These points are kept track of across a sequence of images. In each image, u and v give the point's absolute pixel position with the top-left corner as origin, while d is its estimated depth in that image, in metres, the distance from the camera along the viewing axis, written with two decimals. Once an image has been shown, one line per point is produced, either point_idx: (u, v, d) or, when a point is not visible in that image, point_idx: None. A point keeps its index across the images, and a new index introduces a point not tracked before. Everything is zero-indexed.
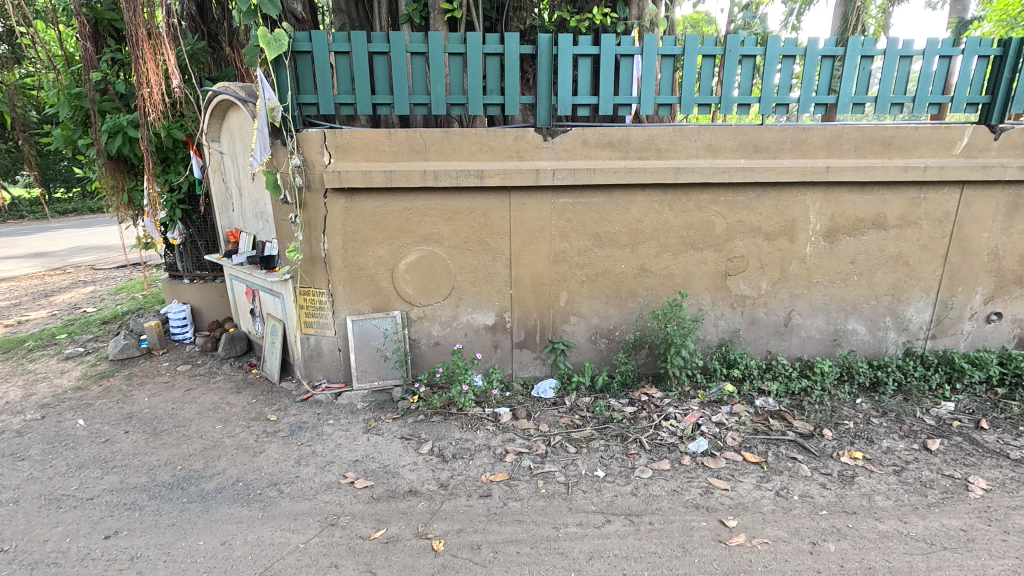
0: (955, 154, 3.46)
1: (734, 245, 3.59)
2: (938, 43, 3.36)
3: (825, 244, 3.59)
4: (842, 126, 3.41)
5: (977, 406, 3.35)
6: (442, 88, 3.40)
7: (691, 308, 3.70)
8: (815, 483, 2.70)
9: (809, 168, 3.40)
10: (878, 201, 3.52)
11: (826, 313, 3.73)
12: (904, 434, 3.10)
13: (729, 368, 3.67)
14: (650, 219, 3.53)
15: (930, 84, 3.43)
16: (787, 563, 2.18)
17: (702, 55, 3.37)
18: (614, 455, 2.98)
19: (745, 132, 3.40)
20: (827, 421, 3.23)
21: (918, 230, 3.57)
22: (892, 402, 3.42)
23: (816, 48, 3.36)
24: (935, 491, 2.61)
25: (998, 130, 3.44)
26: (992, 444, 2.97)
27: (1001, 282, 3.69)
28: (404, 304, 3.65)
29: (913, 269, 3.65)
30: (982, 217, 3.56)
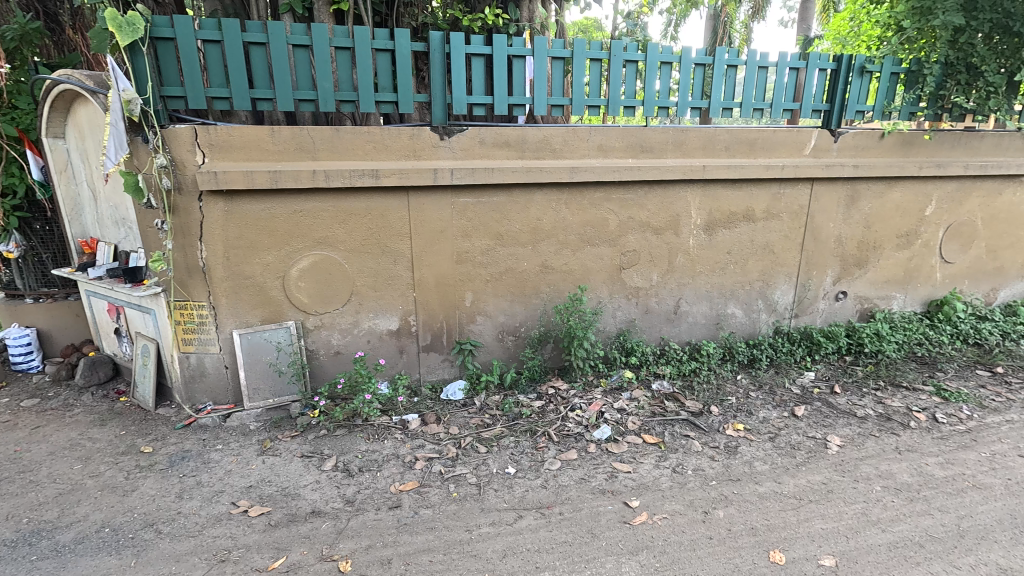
0: (806, 154, 3.94)
1: (627, 240, 3.80)
2: (788, 56, 3.82)
3: (705, 237, 3.93)
4: (715, 129, 3.73)
5: (832, 373, 3.86)
6: (330, 84, 3.21)
7: (591, 301, 3.86)
8: (705, 456, 2.94)
9: (688, 167, 3.69)
10: (747, 197, 3.91)
11: (708, 300, 4.08)
12: (777, 403, 3.48)
13: (627, 356, 3.89)
14: (548, 217, 3.62)
15: (784, 93, 3.88)
16: (684, 535, 2.34)
17: (590, 59, 3.52)
18: (524, 451, 3.03)
19: (632, 133, 3.61)
20: (714, 398, 3.53)
21: (780, 222, 4.02)
22: (765, 375, 3.83)
23: (690, 56, 3.65)
24: (802, 452, 2.95)
25: (837, 134, 3.97)
26: (844, 406, 3.43)
27: (845, 265, 4.27)
28: (299, 313, 3.41)
29: (778, 256, 4.10)
30: (829, 209, 4.09)
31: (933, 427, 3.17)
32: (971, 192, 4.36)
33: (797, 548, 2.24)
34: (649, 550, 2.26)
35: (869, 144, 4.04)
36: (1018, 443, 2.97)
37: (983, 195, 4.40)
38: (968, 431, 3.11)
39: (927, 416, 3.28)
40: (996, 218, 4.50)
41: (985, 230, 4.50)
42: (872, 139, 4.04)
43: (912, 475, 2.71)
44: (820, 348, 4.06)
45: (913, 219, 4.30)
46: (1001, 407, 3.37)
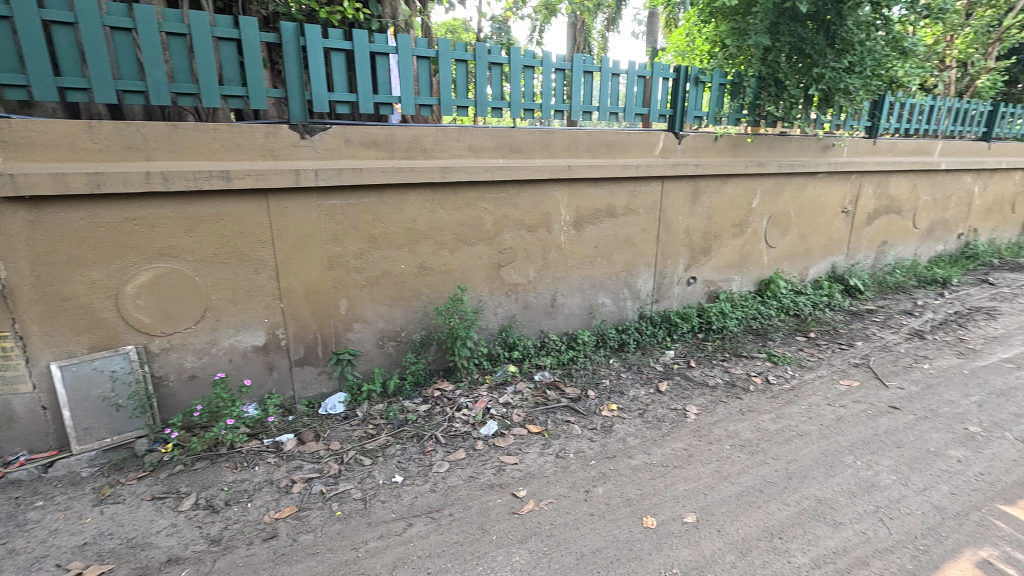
0: (656, 155, 4.34)
1: (503, 238, 3.89)
2: (636, 65, 4.20)
3: (574, 232, 4.16)
4: (577, 131, 3.97)
5: (688, 350, 4.33)
6: (162, 73, 2.83)
7: (472, 300, 3.89)
8: (584, 439, 3.12)
9: (555, 166, 3.87)
10: (609, 194, 4.22)
11: (581, 291, 4.34)
12: (644, 381, 3.82)
13: (510, 351, 4.01)
14: (424, 218, 3.57)
15: (634, 98, 4.26)
16: (568, 515, 2.47)
17: (456, 60, 3.55)
18: (411, 457, 2.96)
19: (501, 135, 3.70)
20: (591, 383, 3.78)
21: (638, 217, 4.41)
22: (634, 357, 4.19)
23: (550, 61, 3.84)
24: (666, 423, 3.28)
25: (681, 136, 4.44)
26: (699, 377, 3.87)
27: (694, 253, 4.81)
28: (140, 335, 2.97)
29: (638, 248, 4.50)
30: (678, 204, 4.58)
31: (766, 388, 3.71)
32: (785, 187, 5.16)
33: (665, 510, 2.48)
34: (537, 536, 2.35)
35: (707, 146, 4.58)
36: (827, 393, 3.59)
37: (793, 189, 5.24)
38: (792, 388, 3.69)
39: (762, 380, 3.82)
40: (804, 209, 5.38)
41: (797, 219, 5.36)
42: (709, 142, 4.58)
43: (752, 431, 3.15)
44: (677, 329, 4.55)
45: (743, 211, 4.98)
46: (814, 365, 4.05)
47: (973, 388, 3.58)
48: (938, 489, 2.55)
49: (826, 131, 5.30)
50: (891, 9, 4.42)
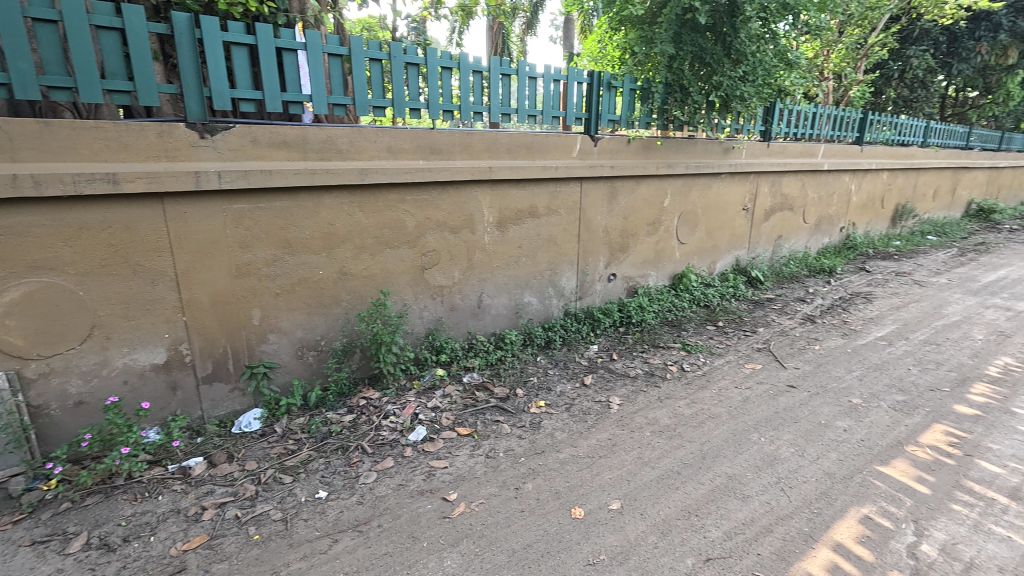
0: (574, 156, 4.46)
1: (426, 241, 3.84)
2: (551, 69, 4.31)
3: (498, 233, 4.19)
4: (497, 132, 3.99)
5: (611, 343, 4.52)
6: (29, 64, 2.52)
7: (396, 305, 3.81)
8: (514, 437, 3.16)
9: (476, 168, 3.87)
10: (531, 195, 4.30)
11: (507, 292, 4.38)
12: (570, 376, 3.93)
13: (437, 355, 3.97)
14: (341, 222, 3.44)
15: (551, 101, 4.36)
16: (498, 514, 2.48)
17: (369, 59, 3.46)
18: (336, 470, 2.84)
19: (420, 135, 3.64)
20: (519, 381, 3.83)
21: (559, 217, 4.52)
22: (560, 353, 4.30)
23: (467, 62, 3.85)
24: (591, 415, 3.39)
25: (597, 138, 4.60)
26: (622, 369, 4.04)
27: (613, 251, 5.02)
28: (12, 360, 2.63)
29: (561, 247, 4.61)
30: (597, 204, 4.75)
31: (682, 375, 3.94)
32: (692, 186, 5.52)
33: (591, 499, 2.56)
34: (469, 538, 2.34)
35: (622, 148, 4.78)
36: (734, 377, 3.89)
37: (700, 189, 5.62)
38: (704, 374, 3.96)
39: (678, 368, 4.07)
40: (710, 207, 5.78)
41: (704, 216, 5.76)
42: (624, 144, 4.79)
43: (670, 417, 3.33)
44: (600, 324, 4.73)
45: (656, 210, 5.26)
46: (723, 352, 4.36)
47: (854, 365, 4.03)
48: (828, 457, 2.84)
49: (726, 135, 5.72)
50: (778, 25, 4.87)
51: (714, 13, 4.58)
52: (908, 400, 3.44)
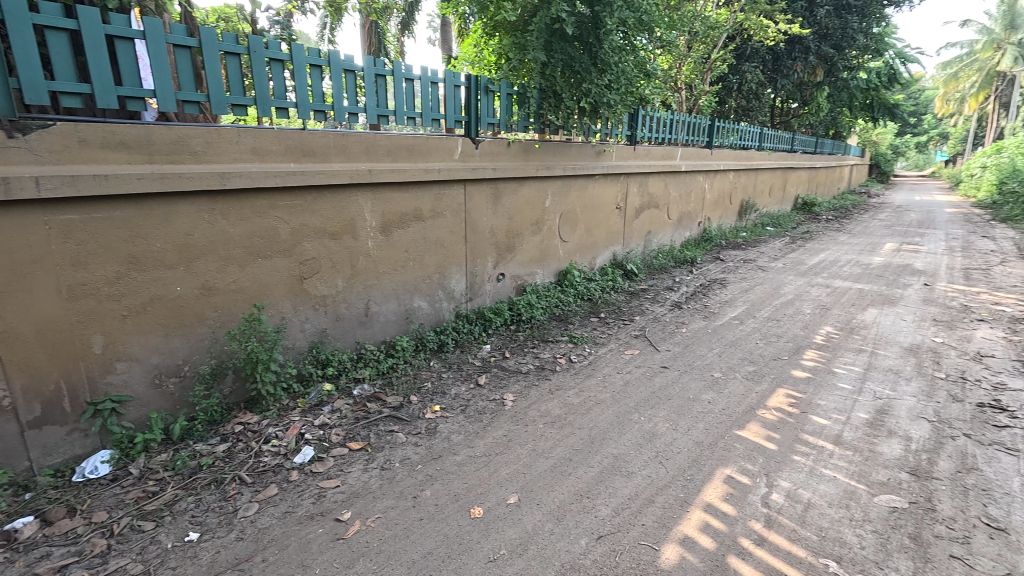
0: (455, 159, 4.47)
1: (303, 249, 3.60)
2: (428, 71, 4.27)
3: (382, 237, 4.06)
4: (374, 134, 3.87)
5: (503, 342, 4.62)
6: None
7: (272, 319, 3.52)
8: (410, 445, 3.09)
9: (354, 170, 3.71)
10: (414, 198, 4.22)
11: (396, 297, 4.26)
12: (464, 378, 3.94)
13: (323, 369, 3.75)
14: (201, 232, 3.10)
15: (430, 104, 4.33)
16: (397, 526, 2.42)
17: (225, 53, 3.16)
18: (209, 507, 2.57)
19: (289, 136, 3.40)
20: (412, 388, 3.76)
21: (445, 219, 4.50)
22: (453, 356, 4.29)
23: (338, 60, 3.68)
24: (486, 415, 3.43)
25: (478, 141, 4.66)
26: (514, 366, 4.15)
27: (500, 251, 5.12)
28: None
29: (448, 250, 4.60)
30: (481, 206, 4.81)
31: (570, 366, 4.15)
32: (570, 187, 5.83)
33: (490, 497, 2.60)
34: (366, 556, 2.24)
35: (502, 150, 4.89)
36: (616, 363, 4.19)
37: (578, 190, 5.95)
38: (590, 363, 4.20)
39: (566, 360, 4.27)
40: (587, 206, 6.15)
41: (583, 215, 6.11)
42: (504, 147, 4.91)
43: (560, 408, 3.49)
44: (491, 323, 4.81)
45: (538, 210, 5.47)
46: (606, 341, 4.67)
47: (715, 343, 4.54)
48: (697, 427, 3.17)
49: (598, 139, 6.12)
50: (636, 39, 5.33)
51: (580, 24, 4.87)
52: (757, 370, 3.96)
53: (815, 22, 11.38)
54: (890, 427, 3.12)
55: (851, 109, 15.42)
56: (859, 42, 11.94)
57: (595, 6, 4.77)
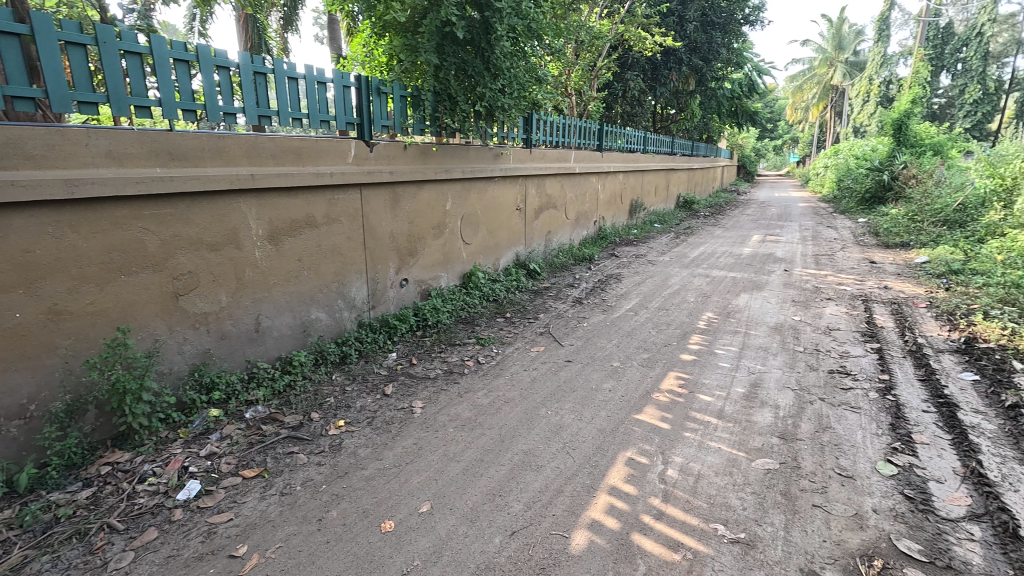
0: (349, 162, 4.29)
1: (177, 262, 3.25)
2: (313, 70, 4.06)
3: (271, 247, 3.78)
4: (256, 136, 3.59)
5: (409, 349, 4.52)
6: None
7: (142, 343, 3.14)
8: (312, 466, 2.91)
9: (234, 175, 3.41)
10: (305, 204, 3.98)
11: (290, 310, 3.99)
12: (369, 389, 3.80)
13: (209, 394, 3.42)
14: (44, 248, 2.68)
15: (317, 105, 4.12)
16: (301, 553, 2.27)
17: (67, 43, 2.76)
18: (71, 564, 2.23)
19: (152, 138, 3.04)
20: (313, 405, 3.56)
21: (340, 225, 4.30)
22: (357, 368, 4.12)
23: (209, 56, 3.37)
24: (394, 424, 3.34)
25: (372, 144, 4.52)
26: (422, 373, 4.08)
27: (402, 256, 5.01)
28: None
29: (346, 257, 4.40)
30: (379, 210, 4.66)
31: (478, 368, 4.17)
32: (470, 190, 5.85)
33: (401, 508, 2.53)
34: None
35: (398, 153, 4.78)
36: (523, 361, 4.28)
37: (478, 192, 5.99)
38: (497, 363, 4.26)
39: (474, 362, 4.28)
40: (488, 208, 6.21)
41: (484, 217, 6.16)
42: (400, 150, 4.80)
43: (470, 410, 3.49)
44: (396, 331, 4.69)
45: (439, 213, 5.42)
46: (512, 340, 4.75)
47: (613, 335, 4.82)
48: (600, 416, 3.34)
49: (495, 142, 6.22)
50: (526, 45, 5.48)
51: (471, 28, 4.90)
52: (651, 357, 4.26)
53: (686, 36, 12.48)
54: (762, 398, 3.51)
55: (719, 116, 17.12)
56: (722, 56, 13.31)
57: (485, 11, 4.81)
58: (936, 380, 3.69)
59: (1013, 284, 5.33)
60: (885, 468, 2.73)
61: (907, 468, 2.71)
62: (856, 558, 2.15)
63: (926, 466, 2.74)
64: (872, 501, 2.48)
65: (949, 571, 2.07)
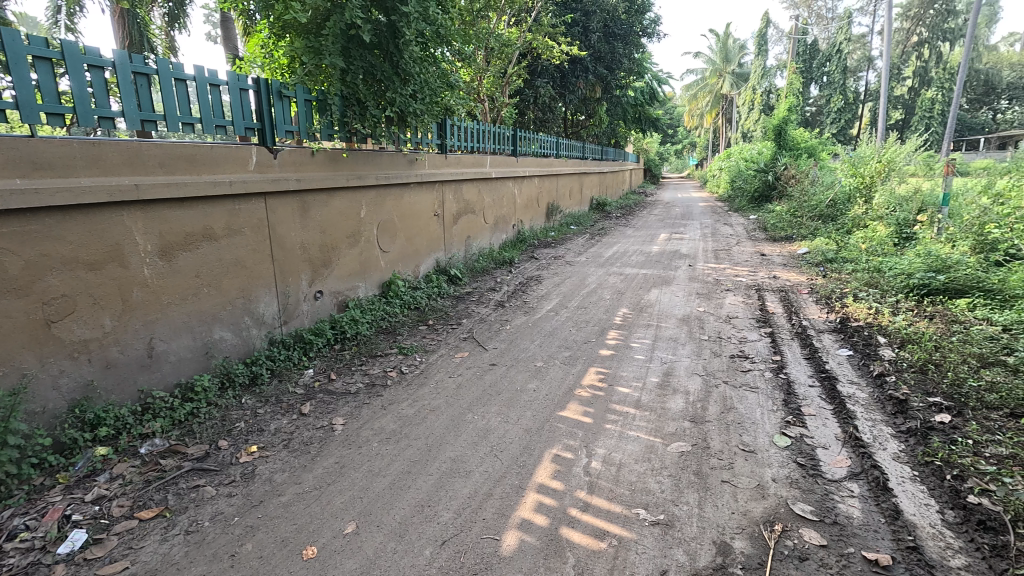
0: (250, 169, 4.02)
1: (47, 285, 2.87)
2: (204, 71, 3.77)
3: (163, 263, 3.45)
4: (139, 142, 3.26)
5: (326, 364, 4.32)
6: None
7: (5, 379, 2.73)
8: (222, 498, 2.69)
9: (114, 186, 3.08)
10: (202, 215, 3.67)
11: (189, 331, 3.66)
12: (284, 410, 3.59)
13: (94, 430, 3.05)
14: None
15: (210, 108, 3.82)
16: None
17: None
18: None
19: (9, 144, 2.67)
20: (221, 433, 3.29)
21: (243, 237, 4.01)
22: (269, 389, 3.87)
23: (76, 54, 3.03)
24: (313, 444, 3.17)
25: (275, 150, 4.26)
26: (341, 388, 3.92)
27: (314, 268, 4.77)
28: None
29: (251, 271, 4.11)
30: (287, 220, 4.41)
31: (401, 379, 4.07)
32: (385, 197, 5.72)
33: (324, 531, 2.41)
34: None
35: (305, 160, 4.55)
36: (448, 368, 4.25)
37: (393, 199, 5.87)
38: (421, 372, 4.19)
39: (396, 372, 4.18)
40: (404, 214, 6.10)
41: (401, 224, 6.04)
42: (307, 156, 4.57)
43: (394, 422, 3.40)
44: (312, 346, 4.45)
45: (353, 222, 5.24)
46: (435, 348, 4.70)
47: (535, 335, 4.91)
48: (525, 416, 3.40)
49: (409, 147, 6.13)
50: (435, 50, 5.44)
51: (377, 31, 4.80)
52: (572, 355, 4.40)
53: (590, 46, 13.06)
54: (674, 386, 3.74)
55: (625, 122, 18.08)
56: (625, 65, 14.06)
57: (391, 15, 4.73)
58: (819, 358, 4.14)
59: (875, 269, 6.12)
60: (780, 440, 3.02)
61: (799, 439, 3.02)
62: (760, 525, 2.35)
63: (814, 435, 3.06)
64: (771, 471, 2.72)
65: (836, 527, 2.32)
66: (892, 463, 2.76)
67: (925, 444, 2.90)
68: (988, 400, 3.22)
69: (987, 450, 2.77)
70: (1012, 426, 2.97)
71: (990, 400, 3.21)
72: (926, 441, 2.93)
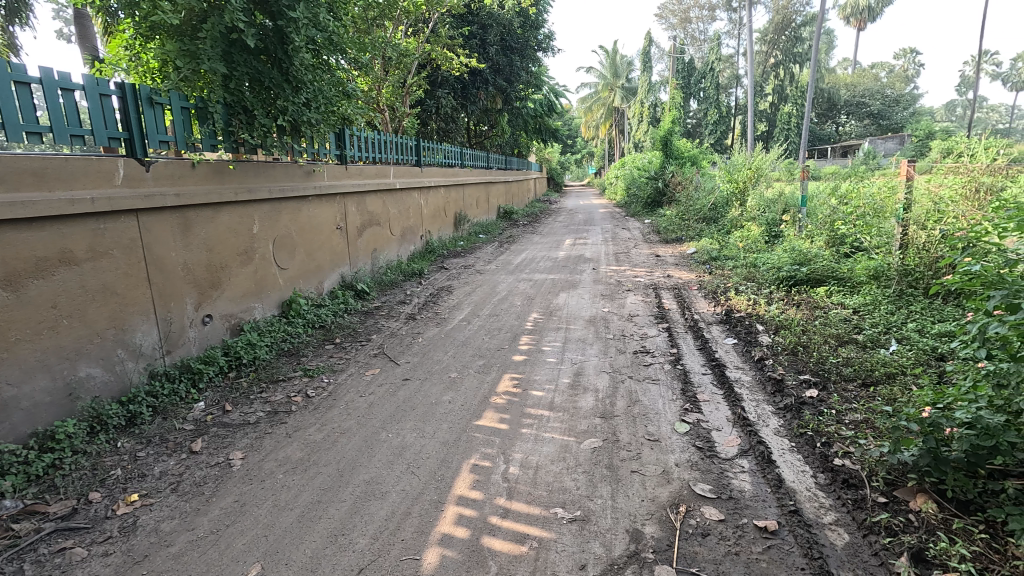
0: (118, 184, 3.58)
1: None
2: (53, 74, 3.31)
3: (7, 294, 2.96)
4: None
5: (219, 395, 3.95)
6: None
7: None
8: (96, 559, 2.36)
9: None
10: (57, 237, 3.21)
11: (47, 371, 3.17)
12: (171, 451, 3.23)
13: None
14: None
15: (63, 116, 3.38)
16: None
17: None
18: None
19: None
20: (92, 484, 2.89)
21: (112, 260, 3.56)
22: (150, 428, 3.46)
23: None
24: (207, 485, 2.88)
25: (147, 162, 3.83)
26: (238, 419, 3.61)
27: (200, 290, 4.35)
28: None
29: (124, 297, 3.66)
30: (165, 239, 3.99)
31: (307, 403, 3.84)
32: (280, 211, 5.39)
33: None
34: None
35: (184, 172, 4.13)
36: (358, 387, 4.07)
37: (289, 213, 5.54)
38: (329, 394, 3.97)
39: (302, 397, 3.93)
40: (303, 229, 5.78)
41: (300, 238, 5.72)
42: (186, 168, 4.16)
43: (301, 450, 3.19)
44: (201, 376, 4.05)
45: (245, 238, 4.87)
46: (344, 367, 4.48)
47: (449, 346, 4.88)
48: (441, 429, 3.35)
49: (304, 158, 5.82)
50: (329, 58, 5.24)
51: (263, 36, 4.53)
52: (486, 363, 4.42)
53: (489, 58, 13.31)
54: (584, 385, 3.90)
55: (526, 133, 18.64)
56: (523, 78, 14.51)
57: (278, 20, 4.49)
58: (709, 347, 4.53)
59: (751, 265, 6.84)
60: (680, 426, 3.26)
61: (696, 424, 3.28)
62: (667, 509, 2.51)
63: (708, 419, 3.34)
64: (674, 457, 2.93)
65: (731, 501, 2.55)
66: (774, 437, 3.08)
67: (799, 418, 3.28)
68: (845, 373, 3.73)
69: (847, 417, 3.19)
70: (864, 394, 3.45)
71: (846, 373, 3.71)
72: (800, 414, 3.31)
